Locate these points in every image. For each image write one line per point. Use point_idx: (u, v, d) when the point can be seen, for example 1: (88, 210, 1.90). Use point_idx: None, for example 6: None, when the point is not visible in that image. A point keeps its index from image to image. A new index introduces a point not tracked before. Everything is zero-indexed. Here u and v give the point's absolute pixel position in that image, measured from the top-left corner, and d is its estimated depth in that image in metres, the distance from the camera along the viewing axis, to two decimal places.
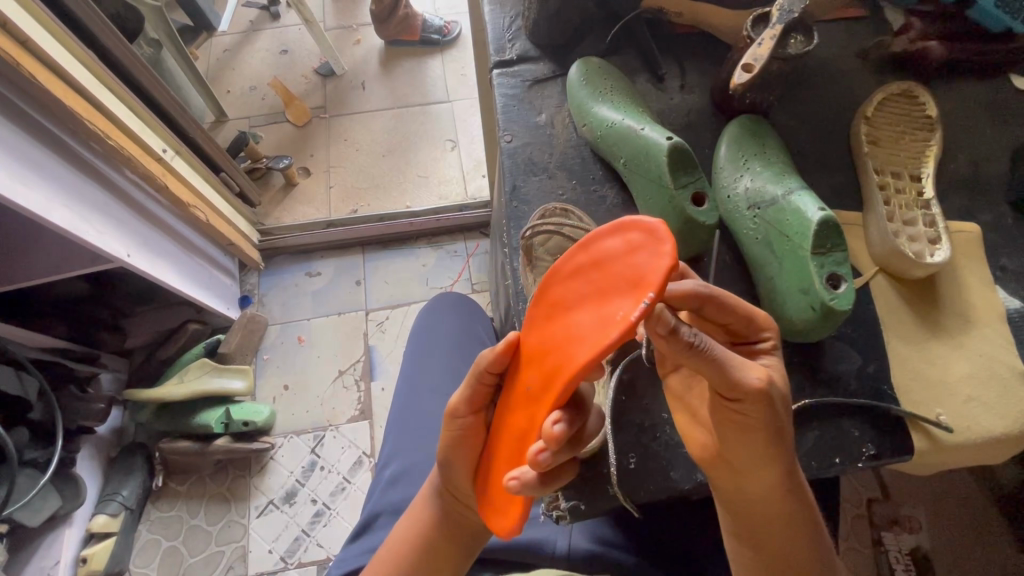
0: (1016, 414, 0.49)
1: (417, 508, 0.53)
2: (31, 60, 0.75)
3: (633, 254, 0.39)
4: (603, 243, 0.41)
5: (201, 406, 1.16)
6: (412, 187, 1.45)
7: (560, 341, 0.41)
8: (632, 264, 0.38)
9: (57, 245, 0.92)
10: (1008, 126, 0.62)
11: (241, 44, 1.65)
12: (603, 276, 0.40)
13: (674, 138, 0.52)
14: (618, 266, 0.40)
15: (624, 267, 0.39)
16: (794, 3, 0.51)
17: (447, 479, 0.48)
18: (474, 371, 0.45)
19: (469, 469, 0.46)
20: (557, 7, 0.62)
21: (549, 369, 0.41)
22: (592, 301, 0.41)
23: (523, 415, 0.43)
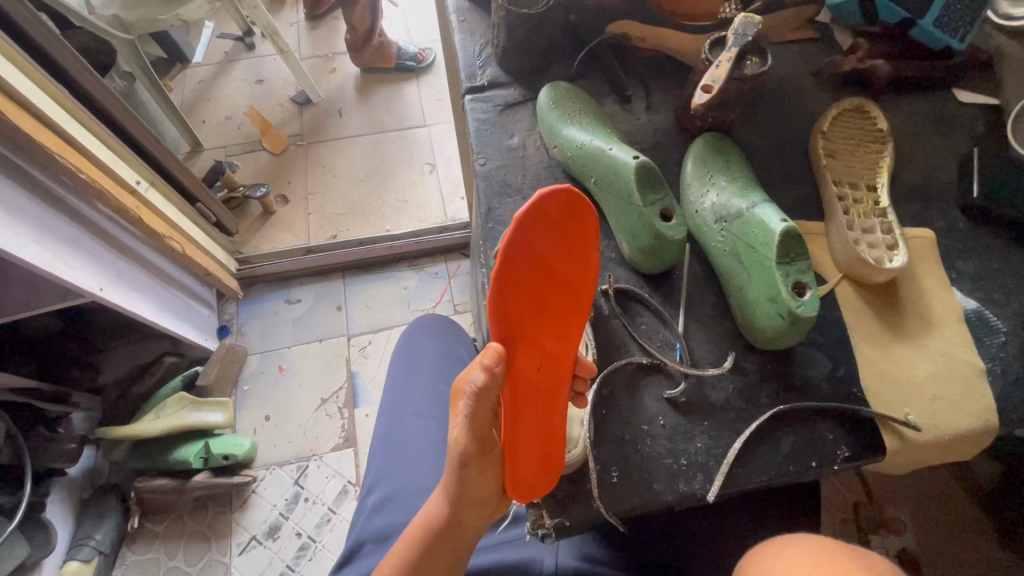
0: (980, 410, 0.50)
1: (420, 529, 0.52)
2: (2, 97, 0.75)
3: (566, 215, 0.46)
4: (540, 220, 0.45)
5: (177, 442, 1.13)
6: (391, 212, 1.46)
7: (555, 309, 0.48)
8: (567, 226, 0.47)
9: (25, 281, 0.90)
10: (955, 135, 0.65)
11: (216, 75, 1.66)
12: (551, 245, 0.46)
13: (640, 158, 0.54)
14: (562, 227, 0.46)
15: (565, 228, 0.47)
16: (748, 27, 0.54)
17: (458, 490, 0.49)
18: (481, 404, 0.43)
19: (481, 480, 0.48)
20: (525, 35, 0.64)
21: (558, 336, 0.49)
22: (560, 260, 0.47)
23: (549, 384, 0.49)
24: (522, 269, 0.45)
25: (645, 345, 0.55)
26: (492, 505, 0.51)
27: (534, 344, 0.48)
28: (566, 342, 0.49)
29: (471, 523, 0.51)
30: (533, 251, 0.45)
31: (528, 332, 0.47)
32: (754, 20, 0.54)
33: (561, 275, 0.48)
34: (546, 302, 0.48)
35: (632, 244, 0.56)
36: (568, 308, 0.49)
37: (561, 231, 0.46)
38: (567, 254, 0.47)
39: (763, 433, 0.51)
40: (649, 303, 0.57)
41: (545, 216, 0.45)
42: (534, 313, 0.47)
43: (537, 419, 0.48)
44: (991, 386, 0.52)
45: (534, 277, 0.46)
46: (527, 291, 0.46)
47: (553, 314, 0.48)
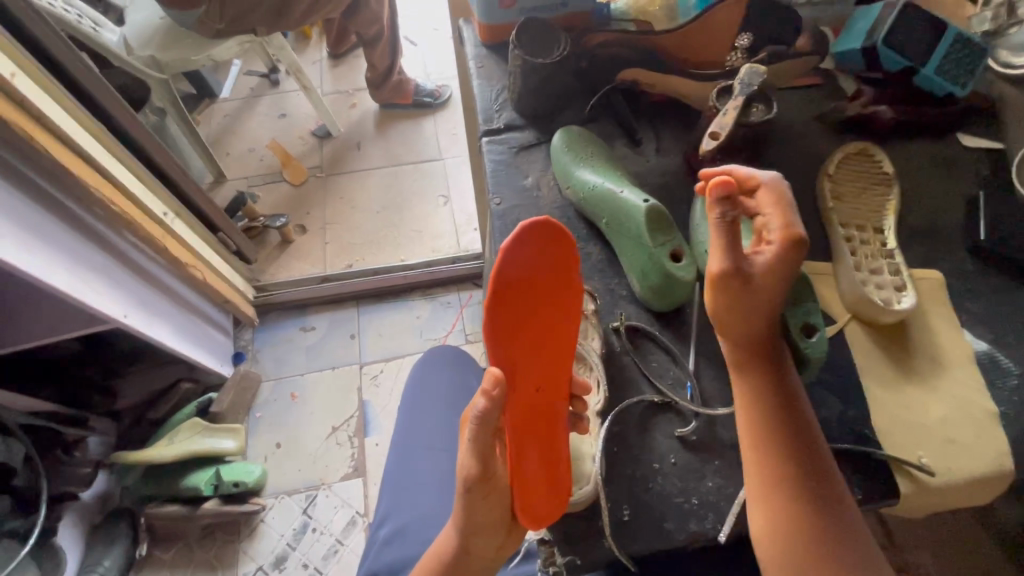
0: (995, 454, 0.50)
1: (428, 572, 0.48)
2: (43, 134, 0.80)
3: (548, 243, 0.50)
4: (522, 248, 0.49)
5: (190, 468, 1.14)
6: (405, 242, 1.50)
7: (547, 331, 0.51)
8: (550, 253, 0.50)
9: (52, 307, 0.93)
10: (961, 178, 0.67)
11: (242, 110, 1.73)
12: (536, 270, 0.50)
13: (650, 201, 0.56)
14: (546, 254, 0.50)
15: (548, 255, 0.50)
16: (753, 77, 0.56)
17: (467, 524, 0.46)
18: (485, 429, 0.42)
19: (490, 513, 0.46)
20: (539, 83, 0.67)
21: (551, 357, 0.51)
22: (548, 282, 0.51)
23: (547, 404, 0.50)
24: (513, 290, 0.49)
25: (657, 384, 0.56)
26: (501, 538, 0.48)
27: (531, 363, 0.50)
28: (560, 360, 0.51)
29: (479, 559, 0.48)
30: (520, 276, 0.49)
31: (524, 351, 0.49)
32: (759, 69, 0.56)
33: (550, 298, 0.51)
34: (540, 322, 0.50)
35: (643, 282, 0.58)
36: (560, 327, 0.51)
37: (550, 253, 0.50)
38: (556, 274, 0.51)
39: None
40: (660, 340, 0.58)
41: (531, 239, 0.49)
42: (528, 333, 0.50)
43: (539, 440, 0.49)
44: (1004, 429, 0.51)
45: (526, 301, 0.50)
46: (519, 311, 0.49)
47: (545, 337, 0.50)
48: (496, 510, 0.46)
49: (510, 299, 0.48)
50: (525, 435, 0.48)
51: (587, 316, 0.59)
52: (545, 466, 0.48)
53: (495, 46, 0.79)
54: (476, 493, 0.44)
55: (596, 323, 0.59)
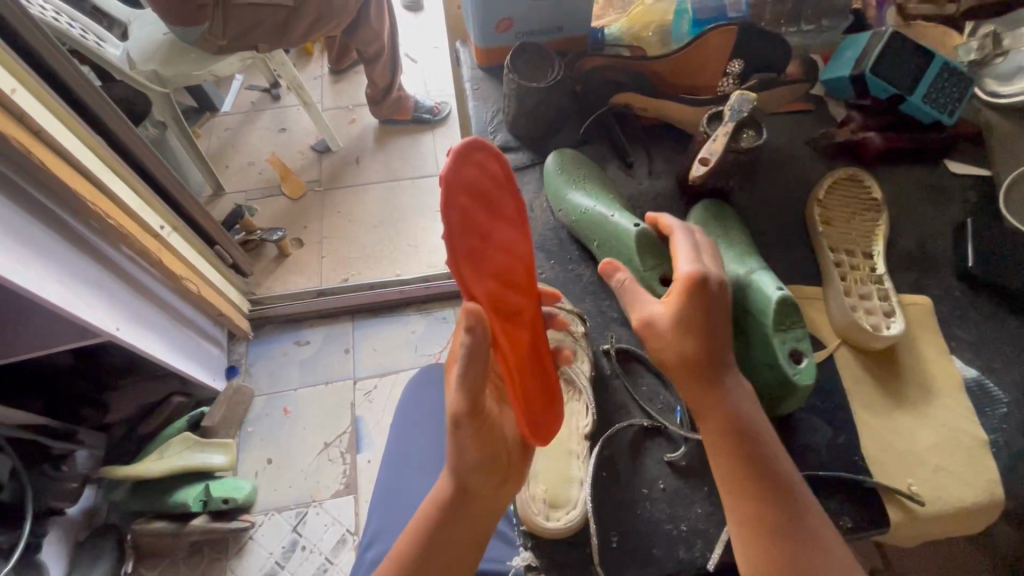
0: (984, 483, 0.50)
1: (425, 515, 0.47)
2: (42, 148, 0.81)
3: (487, 162, 0.49)
4: (466, 173, 0.48)
5: (179, 484, 1.13)
6: (402, 256, 1.50)
7: (509, 254, 0.51)
8: (493, 172, 0.50)
9: (43, 320, 0.93)
10: (949, 204, 0.67)
11: (242, 124, 1.75)
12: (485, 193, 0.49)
13: (642, 225, 0.57)
14: (489, 176, 0.50)
15: (491, 175, 0.50)
16: (743, 103, 0.57)
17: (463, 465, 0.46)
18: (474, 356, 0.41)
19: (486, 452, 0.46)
20: (534, 107, 0.68)
21: (518, 283, 0.52)
22: (497, 208, 0.50)
23: (522, 330, 0.52)
24: (470, 216, 0.47)
25: (647, 408, 0.56)
26: (503, 472, 0.47)
27: (500, 289, 0.49)
28: (526, 281, 0.52)
29: (484, 497, 0.47)
30: (470, 200, 0.48)
31: (491, 277, 0.49)
32: (749, 97, 0.57)
33: (502, 218, 0.51)
34: (499, 247, 0.50)
35: None
36: (515, 247, 0.51)
37: (492, 176, 0.50)
38: (501, 199, 0.51)
39: None
40: (650, 364, 0.59)
41: (473, 162, 0.48)
42: (491, 258, 0.49)
43: (523, 365, 0.51)
44: (993, 457, 0.51)
45: (484, 227, 0.49)
46: (479, 239, 0.48)
47: (509, 261, 0.51)
48: (493, 442, 0.46)
49: (467, 229, 0.47)
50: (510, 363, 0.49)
51: (578, 338, 0.60)
52: (533, 383, 0.51)
53: (491, 68, 0.80)
54: (475, 427, 0.44)
55: (585, 345, 0.60)
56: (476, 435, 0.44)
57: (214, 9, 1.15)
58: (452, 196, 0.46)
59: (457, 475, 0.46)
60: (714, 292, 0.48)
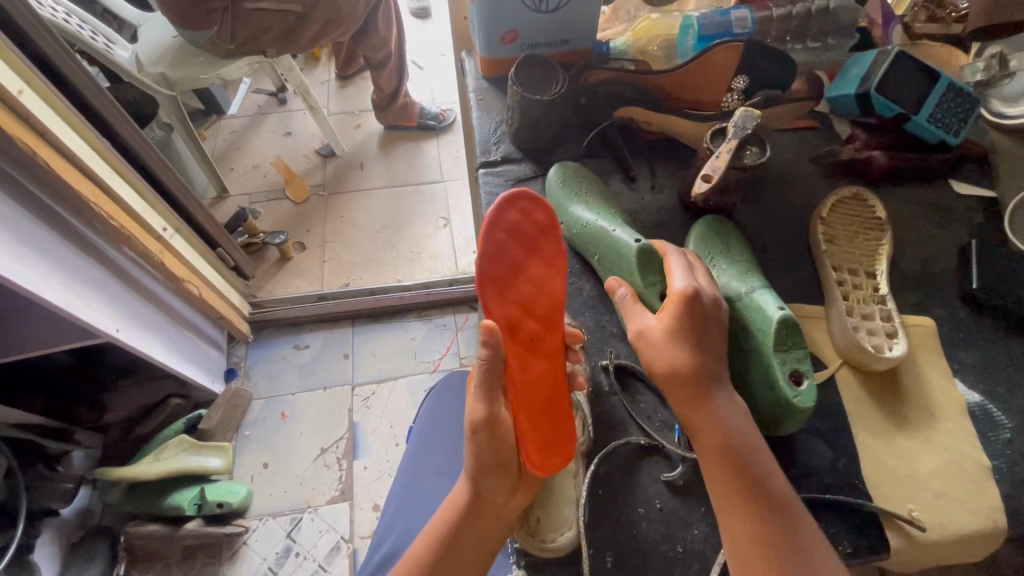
0: (987, 510, 0.49)
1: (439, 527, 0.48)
2: (47, 149, 0.81)
3: (528, 212, 0.57)
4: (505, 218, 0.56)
5: (174, 487, 1.13)
6: (403, 262, 1.50)
7: (539, 291, 0.55)
8: (530, 220, 0.57)
9: (44, 320, 0.93)
10: (953, 224, 0.67)
11: (248, 127, 1.76)
12: (520, 237, 0.56)
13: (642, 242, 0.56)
14: (526, 224, 0.57)
15: (529, 224, 0.57)
16: (748, 121, 0.57)
17: (477, 475, 0.48)
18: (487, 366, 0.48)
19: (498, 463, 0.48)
20: (538, 119, 0.68)
21: (546, 318, 0.55)
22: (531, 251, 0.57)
23: (546, 364, 0.54)
24: (501, 250, 0.55)
25: (645, 426, 0.56)
26: (514, 482, 0.48)
27: (523, 316, 0.54)
28: (551, 313, 0.55)
29: (499, 508, 0.48)
30: (504, 241, 0.55)
31: (518, 307, 0.54)
32: (753, 114, 0.56)
33: (536, 261, 0.57)
34: (529, 280, 0.55)
35: None
36: (548, 283, 0.56)
37: (532, 221, 0.57)
38: (536, 241, 0.57)
39: None
40: (649, 381, 0.59)
41: (514, 208, 0.56)
42: (519, 288, 0.55)
43: (543, 397, 0.52)
44: (997, 483, 0.51)
45: (514, 265, 0.55)
46: (509, 271, 0.55)
47: (538, 299, 0.55)
48: (508, 451, 0.48)
49: (498, 260, 0.55)
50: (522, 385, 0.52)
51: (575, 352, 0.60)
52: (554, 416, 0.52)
53: (496, 79, 0.80)
54: (489, 432, 0.48)
55: (584, 361, 0.60)
56: (490, 440, 0.48)
57: (223, 14, 1.17)
58: (491, 232, 0.55)
59: (472, 480, 0.48)
60: (705, 307, 0.49)
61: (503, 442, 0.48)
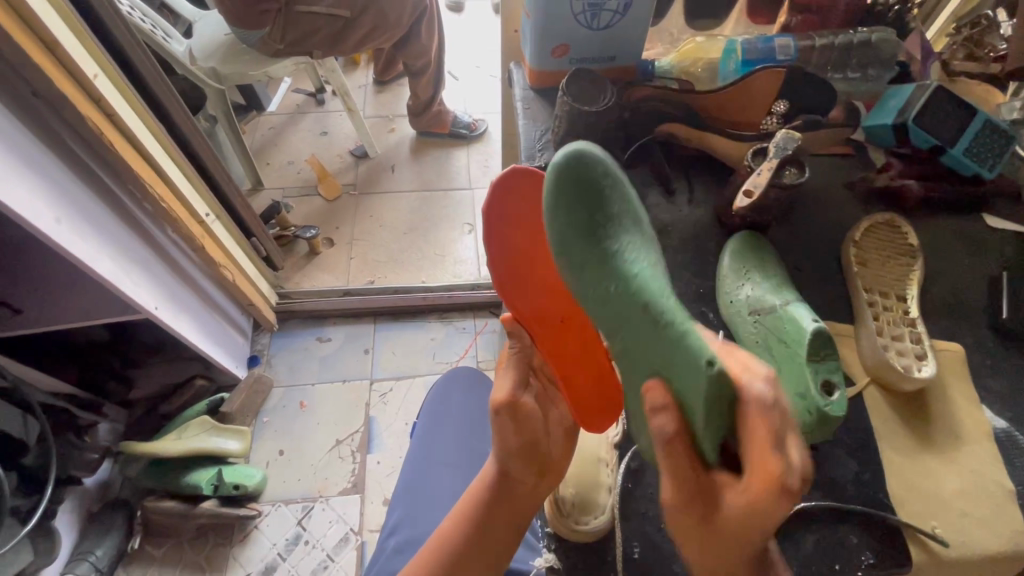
0: (1009, 534, 0.50)
1: (465, 511, 0.51)
2: (111, 130, 0.86)
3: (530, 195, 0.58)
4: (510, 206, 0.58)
5: (194, 465, 1.16)
6: (427, 264, 1.54)
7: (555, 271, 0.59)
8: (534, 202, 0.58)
9: (88, 294, 0.96)
10: (985, 256, 0.68)
11: (286, 124, 1.82)
12: (528, 223, 0.59)
13: (716, 364, 0.36)
14: (532, 208, 0.58)
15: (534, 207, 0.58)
16: (788, 142, 0.59)
17: (505, 462, 0.50)
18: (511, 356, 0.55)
19: (522, 445, 0.49)
20: (582, 129, 0.71)
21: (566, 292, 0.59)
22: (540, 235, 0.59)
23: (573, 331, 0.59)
24: (513, 243, 0.59)
25: None
26: (542, 462, 0.50)
27: (547, 300, 0.59)
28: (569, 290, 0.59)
29: (523, 492, 0.50)
30: (514, 230, 0.59)
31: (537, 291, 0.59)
32: (795, 136, 0.59)
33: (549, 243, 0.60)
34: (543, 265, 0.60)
35: None
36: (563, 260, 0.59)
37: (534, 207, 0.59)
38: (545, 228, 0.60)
39: (784, 530, 0.51)
40: None
41: (517, 196, 0.58)
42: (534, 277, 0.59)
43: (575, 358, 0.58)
44: (1020, 508, 0.51)
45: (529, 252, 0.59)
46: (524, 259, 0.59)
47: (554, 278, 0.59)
48: (534, 432, 0.50)
49: (511, 257, 0.59)
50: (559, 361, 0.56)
51: None
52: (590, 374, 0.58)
53: (542, 90, 0.84)
54: (510, 413, 0.49)
55: None
56: (512, 421, 0.49)
57: (277, 16, 1.23)
58: (498, 227, 0.58)
59: (498, 462, 0.50)
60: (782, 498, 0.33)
61: (526, 422, 0.50)
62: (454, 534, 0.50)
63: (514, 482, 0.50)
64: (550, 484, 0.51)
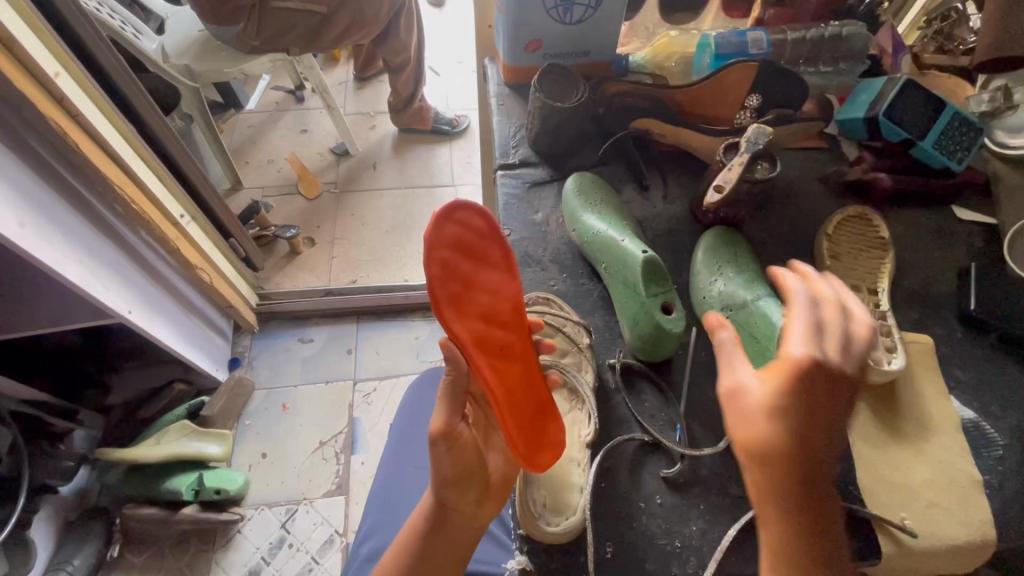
0: (978, 521, 0.51)
1: (402, 543, 0.51)
2: (77, 130, 0.84)
3: (462, 223, 0.56)
4: (448, 233, 0.55)
5: (172, 471, 1.13)
6: (411, 263, 1.53)
7: (493, 301, 0.56)
8: (469, 230, 0.57)
9: (57, 299, 0.94)
10: (955, 248, 0.69)
11: (265, 122, 1.79)
12: (462, 251, 0.56)
13: (650, 254, 0.59)
14: (470, 239, 0.57)
15: (471, 238, 0.57)
16: (759, 136, 0.59)
17: (443, 492, 0.49)
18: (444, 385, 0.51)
19: (458, 473, 0.49)
20: (556, 125, 0.70)
21: (509, 322, 0.56)
22: (478, 264, 0.56)
23: (517, 367, 0.55)
24: (451, 269, 0.54)
25: (648, 425, 0.59)
26: (481, 488, 0.50)
27: (489, 327, 0.54)
28: (513, 320, 0.56)
29: (464, 519, 0.50)
30: (447, 256, 0.55)
31: (478, 318, 0.54)
32: (766, 130, 0.59)
33: (488, 271, 0.57)
34: (483, 290, 0.56)
35: (633, 328, 0.61)
36: (503, 291, 0.56)
37: (472, 230, 0.57)
38: (489, 252, 0.57)
39: None
40: (653, 379, 0.62)
41: (452, 223, 0.56)
42: (474, 301, 0.55)
43: (519, 394, 0.54)
44: (987, 497, 0.52)
45: (468, 276, 0.55)
46: (461, 285, 0.54)
47: (494, 309, 0.55)
48: (469, 460, 0.49)
49: (447, 276, 0.54)
50: (502, 392, 0.52)
51: (583, 350, 0.62)
52: (531, 411, 0.54)
53: (518, 86, 0.83)
54: (448, 444, 0.48)
55: (592, 358, 0.62)
56: (449, 452, 0.48)
57: (250, 11, 1.20)
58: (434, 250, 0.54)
59: (436, 492, 0.50)
60: (836, 378, 0.41)
61: (463, 449, 0.49)
62: (393, 568, 0.49)
63: (453, 510, 0.50)
64: (489, 508, 0.52)
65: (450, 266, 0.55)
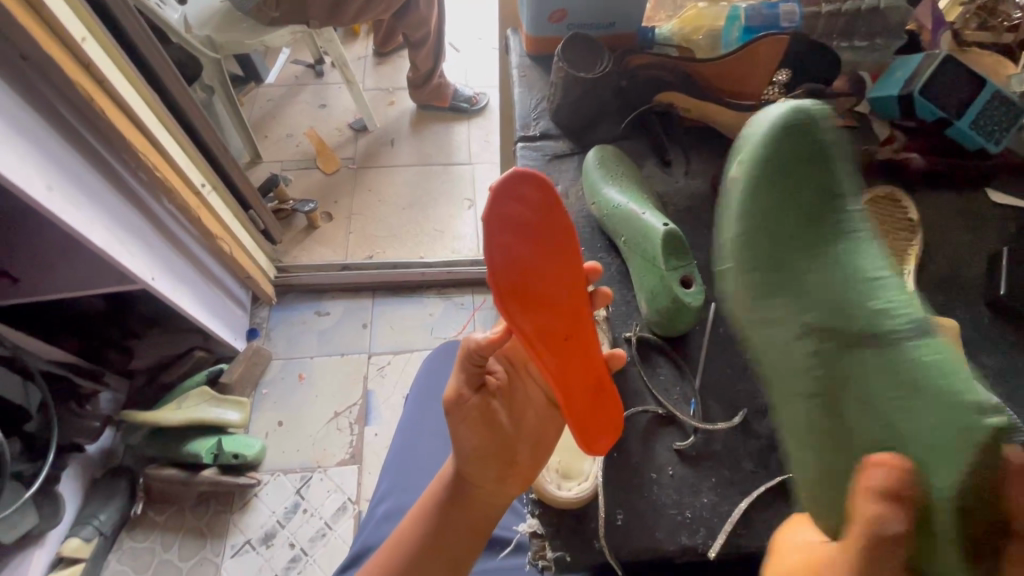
0: None
1: (422, 509, 0.53)
2: (104, 97, 0.85)
3: (520, 197, 0.52)
4: (506, 209, 0.51)
5: (193, 435, 1.17)
6: (427, 240, 1.53)
7: (551, 280, 0.53)
8: (528, 205, 0.52)
9: (83, 264, 0.96)
10: (987, 232, 0.67)
11: (285, 96, 1.79)
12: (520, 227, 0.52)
13: (670, 227, 0.59)
14: (530, 213, 0.52)
15: (530, 213, 0.52)
16: (788, 111, 0.59)
17: (461, 462, 0.51)
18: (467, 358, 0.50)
19: (480, 449, 0.50)
20: (578, 96, 0.69)
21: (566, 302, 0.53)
22: (536, 241, 0.53)
23: (573, 347, 0.53)
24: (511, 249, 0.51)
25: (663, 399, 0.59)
26: (502, 464, 0.51)
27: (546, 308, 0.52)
28: (569, 299, 0.54)
29: (482, 490, 0.52)
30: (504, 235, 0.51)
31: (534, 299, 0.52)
32: (794, 105, 0.58)
33: (547, 248, 0.53)
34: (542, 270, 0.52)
35: (651, 303, 0.60)
36: (561, 269, 0.53)
37: (532, 204, 0.53)
38: (549, 231, 0.53)
39: None
40: (669, 354, 0.62)
41: (510, 199, 0.52)
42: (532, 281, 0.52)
43: (575, 376, 0.53)
44: None
45: (527, 255, 0.52)
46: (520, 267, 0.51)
47: (551, 288, 0.53)
48: (493, 435, 0.50)
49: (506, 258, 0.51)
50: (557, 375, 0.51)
51: (598, 322, 0.63)
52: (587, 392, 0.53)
53: (540, 57, 0.81)
54: (460, 414, 0.50)
55: (607, 331, 0.63)
56: (466, 422, 0.50)
57: None
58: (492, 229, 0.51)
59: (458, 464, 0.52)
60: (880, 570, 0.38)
61: (487, 426, 0.50)
62: (410, 534, 0.52)
63: (473, 482, 0.52)
64: (513, 486, 0.52)
65: (509, 245, 0.51)
